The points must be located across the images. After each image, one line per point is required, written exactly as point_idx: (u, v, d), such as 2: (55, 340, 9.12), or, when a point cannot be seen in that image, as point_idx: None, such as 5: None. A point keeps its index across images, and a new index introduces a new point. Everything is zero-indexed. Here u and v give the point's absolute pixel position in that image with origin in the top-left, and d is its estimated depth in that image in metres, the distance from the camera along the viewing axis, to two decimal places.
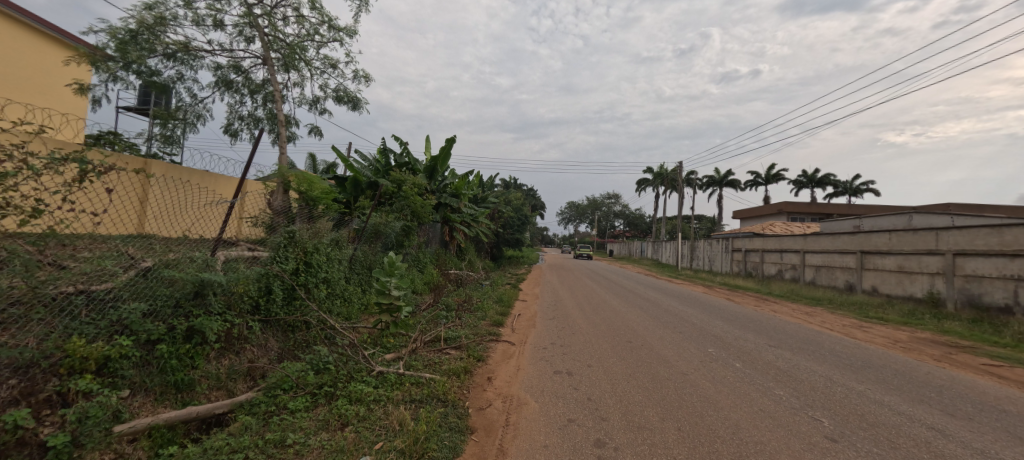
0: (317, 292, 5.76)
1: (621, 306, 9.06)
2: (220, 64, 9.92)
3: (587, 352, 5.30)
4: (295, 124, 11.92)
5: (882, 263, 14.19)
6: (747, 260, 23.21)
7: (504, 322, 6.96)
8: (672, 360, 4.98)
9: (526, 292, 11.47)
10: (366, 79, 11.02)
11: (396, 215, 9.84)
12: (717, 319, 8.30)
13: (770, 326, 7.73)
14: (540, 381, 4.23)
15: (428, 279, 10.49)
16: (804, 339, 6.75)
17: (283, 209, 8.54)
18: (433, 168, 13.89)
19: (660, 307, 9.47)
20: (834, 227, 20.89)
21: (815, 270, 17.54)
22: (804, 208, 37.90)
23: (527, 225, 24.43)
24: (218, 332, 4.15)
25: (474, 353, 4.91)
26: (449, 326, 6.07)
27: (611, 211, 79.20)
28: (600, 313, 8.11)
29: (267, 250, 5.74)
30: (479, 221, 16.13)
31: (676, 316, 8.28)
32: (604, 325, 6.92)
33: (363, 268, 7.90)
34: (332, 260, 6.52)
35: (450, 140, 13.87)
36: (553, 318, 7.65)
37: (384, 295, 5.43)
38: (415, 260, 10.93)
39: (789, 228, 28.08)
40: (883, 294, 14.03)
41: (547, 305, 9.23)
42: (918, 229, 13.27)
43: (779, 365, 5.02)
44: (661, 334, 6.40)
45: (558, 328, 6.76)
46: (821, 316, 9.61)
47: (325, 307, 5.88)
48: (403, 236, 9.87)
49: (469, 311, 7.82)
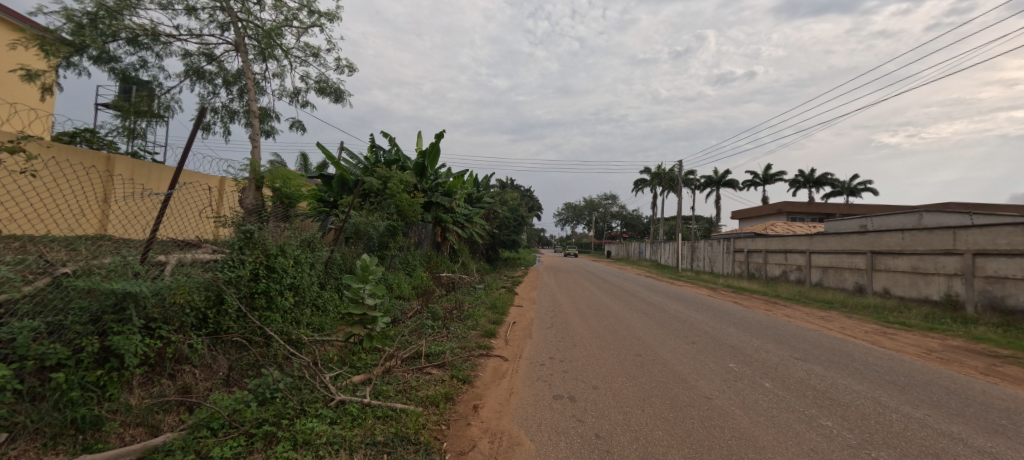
0: (280, 300, 5.01)
1: (624, 312, 8.35)
2: (189, 51, 9.10)
3: (590, 370, 4.58)
4: (276, 117, 11.17)
5: (895, 264, 13.55)
6: (750, 261, 22.58)
7: (496, 333, 6.22)
8: (691, 380, 4.27)
9: (523, 296, 10.74)
10: (350, 69, 10.33)
11: (380, 214, 9.12)
12: (731, 325, 7.61)
13: (789, 335, 7.04)
14: (537, 410, 3.51)
15: (416, 283, 9.78)
16: (831, 350, 6.06)
17: (255, 208, 7.81)
18: (424, 165, 13.16)
19: (666, 312, 8.77)
20: (839, 227, 20.30)
21: (822, 271, 16.92)
22: (804, 208, 37.37)
23: (524, 226, 23.72)
24: (143, 353, 3.44)
25: (460, 373, 4.17)
26: (434, 338, 5.32)
27: (609, 212, 78.59)
28: (603, 320, 7.39)
29: (221, 252, 4.96)
30: (474, 221, 15.42)
31: (686, 323, 7.57)
32: (608, 335, 6.22)
33: (340, 272, 7.16)
34: (303, 263, 5.76)
35: (441, 135, 13.13)
36: (550, 326, 6.95)
37: (357, 304, 4.70)
38: (402, 262, 10.21)
39: (791, 228, 27.49)
40: (896, 297, 13.38)
41: (545, 311, 8.52)
42: (934, 228, 12.62)
43: (814, 384, 4.32)
44: (673, 346, 5.69)
45: (557, 339, 6.04)
46: (839, 322, 8.93)
47: (291, 318, 5.15)
48: (389, 237, 9.15)
49: (458, 319, 7.10)
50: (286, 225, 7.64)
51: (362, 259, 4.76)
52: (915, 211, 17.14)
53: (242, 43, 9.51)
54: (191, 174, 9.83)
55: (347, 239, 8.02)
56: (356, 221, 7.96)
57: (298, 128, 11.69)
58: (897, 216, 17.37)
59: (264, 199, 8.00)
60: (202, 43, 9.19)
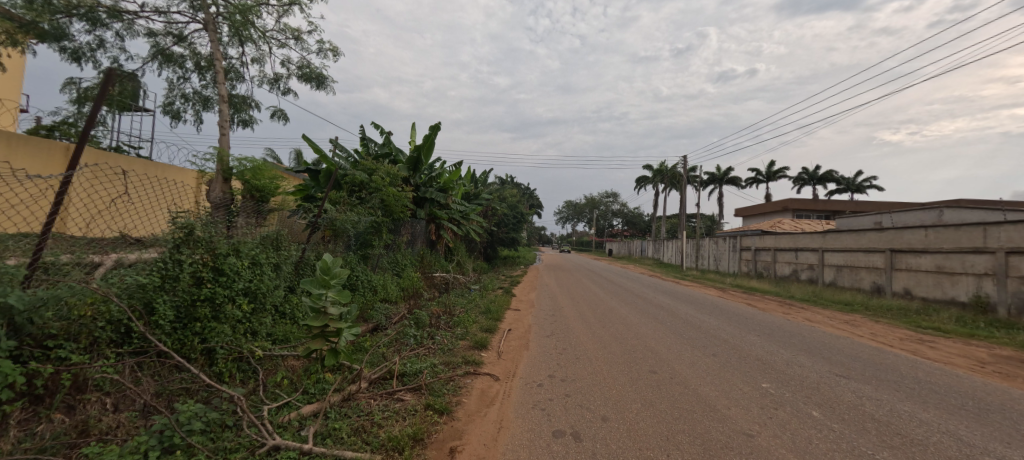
0: (229, 309, 4.23)
1: (632, 318, 7.57)
2: (155, 30, 8.29)
3: (598, 393, 3.80)
4: (255, 106, 10.38)
5: (917, 263, 12.74)
6: (758, 260, 21.78)
7: (488, 343, 5.45)
8: (721, 408, 3.49)
9: (521, 298, 9.97)
10: (332, 52, 9.49)
11: (365, 210, 8.36)
12: (751, 332, 6.83)
13: (818, 343, 6.27)
14: (531, 454, 2.73)
15: (404, 284, 9.05)
16: (874, 363, 5.29)
17: (222, 202, 7.05)
18: (417, 158, 12.40)
19: (677, 317, 7.99)
20: (852, 224, 19.45)
21: (836, 270, 16.12)
22: (810, 206, 36.52)
23: (524, 224, 22.91)
24: (21, 381, 2.72)
25: (437, 401, 3.39)
26: (414, 354, 4.53)
27: (610, 211, 77.78)
28: (609, 327, 6.61)
29: (153, 250, 4.18)
30: (470, 218, 14.67)
31: (701, 330, 6.81)
32: (616, 346, 5.44)
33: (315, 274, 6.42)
34: (262, 264, 4.97)
35: (436, 127, 12.32)
36: (550, 335, 6.17)
37: (316, 315, 3.90)
38: (389, 262, 9.49)
39: (799, 226, 26.70)
40: (918, 297, 12.59)
41: (545, 316, 7.72)
42: (962, 225, 11.79)
43: (872, 413, 3.56)
44: (691, 361, 4.92)
45: (557, 351, 5.27)
46: (866, 327, 8.14)
47: (243, 329, 4.38)
48: (372, 235, 8.42)
49: (447, 326, 6.34)
50: (257, 223, 6.88)
51: (322, 261, 3.95)
52: (935, 206, 16.27)
53: (212, 21, 8.69)
54: (163, 167, 9.13)
55: (325, 236, 7.28)
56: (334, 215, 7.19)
57: (281, 118, 10.90)
58: (915, 212, 16.50)
59: (233, 192, 7.25)
60: (167, 20, 8.36)
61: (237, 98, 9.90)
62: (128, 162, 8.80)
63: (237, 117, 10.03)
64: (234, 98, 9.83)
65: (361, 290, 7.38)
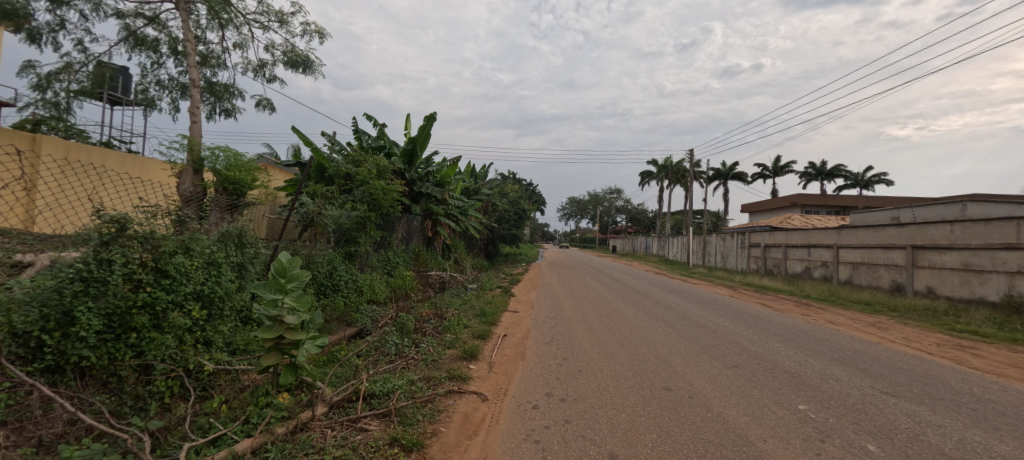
0: (174, 317, 3.64)
1: (640, 322, 6.94)
2: (123, 10, 7.68)
3: (605, 419, 3.18)
4: (239, 95, 9.73)
5: (941, 260, 12.00)
6: (767, 256, 21.06)
7: (479, 353, 4.83)
8: (755, 440, 2.86)
9: (521, 299, 9.36)
10: (318, 34, 8.82)
11: (350, 205, 7.78)
12: (773, 338, 6.17)
13: (849, 352, 5.61)
14: None
15: (395, 284, 8.49)
16: (920, 376, 4.64)
17: (193, 195, 6.49)
18: (411, 151, 11.80)
19: (690, 320, 7.33)
20: (867, 219, 18.67)
21: (852, 268, 15.39)
22: (820, 201, 35.73)
23: (525, 221, 22.22)
24: None
25: (408, 433, 2.78)
26: (390, 370, 3.92)
27: (613, 207, 76.94)
28: (615, 333, 5.98)
29: (71, 249, 3.53)
30: (468, 213, 14.07)
31: (717, 335, 6.17)
32: (623, 356, 4.82)
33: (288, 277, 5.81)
34: (221, 264, 4.37)
35: (432, 118, 11.67)
36: (549, 341, 5.54)
37: (268, 326, 3.28)
38: (379, 261, 8.92)
39: (809, 222, 25.91)
40: (942, 297, 11.88)
41: (544, 319, 7.11)
42: (992, 220, 11.05)
43: (940, 447, 2.91)
44: (712, 374, 4.28)
45: (557, 362, 4.65)
46: (896, 331, 7.46)
47: (191, 339, 3.79)
48: (358, 231, 7.84)
49: (436, 331, 5.75)
50: (231, 219, 6.35)
51: (276, 261, 3.31)
52: (956, 201, 15.47)
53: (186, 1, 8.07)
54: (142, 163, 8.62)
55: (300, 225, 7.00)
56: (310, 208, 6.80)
57: (267, 107, 10.17)
58: (936, 207, 15.70)
59: (206, 185, 6.73)
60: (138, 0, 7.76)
61: (218, 85, 9.27)
62: (108, 158, 8.34)
63: (218, 106, 9.41)
64: (215, 86, 9.21)
65: (344, 291, 6.81)
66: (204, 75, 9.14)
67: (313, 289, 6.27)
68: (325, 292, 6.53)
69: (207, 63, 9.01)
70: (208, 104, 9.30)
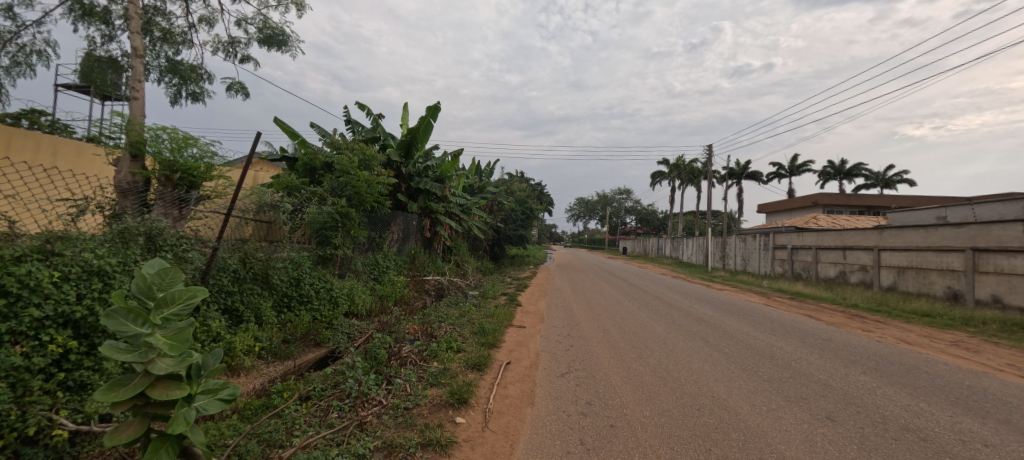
0: (9, 357, 2.42)
1: (674, 342, 5.64)
2: None
3: None
4: (208, 76, 8.56)
5: (1011, 265, 10.51)
6: (795, 259, 19.56)
7: (474, 394, 3.58)
8: None
9: (529, 309, 8.08)
10: (293, 3, 7.63)
11: (329, 201, 6.65)
12: (852, 368, 4.83)
13: (964, 390, 4.26)
14: None
15: (382, 292, 7.31)
16: None
17: (130, 187, 5.33)
18: (409, 141, 10.56)
19: (736, 339, 6.00)
20: (908, 219, 17.13)
21: (897, 272, 13.88)
22: (843, 200, 33.95)
23: (533, 220, 20.88)
24: None
25: None
26: (334, 437, 2.69)
27: (622, 208, 75.19)
28: (648, 361, 4.67)
29: None
30: (472, 211, 12.82)
31: (780, 362, 4.84)
32: (668, 401, 3.52)
33: (229, 293, 4.57)
34: (111, 276, 3.20)
35: (435, 107, 10.44)
36: (566, 374, 4.25)
37: (125, 377, 2.06)
38: (366, 265, 7.74)
39: (836, 222, 24.18)
40: (1012, 307, 10.40)
41: (557, 338, 5.84)
42: None
43: None
44: (803, 435, 2.98)
45: (579, 409, 3.37)
46: (993, 354, 6.06)
47: (45, 390, 2.58)
48: (334, 232, 6.64)
49: (422, 359, 4.49)
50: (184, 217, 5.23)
51: (138, 277, 2.08)
52: (1015, 197, 13.85)
53: None
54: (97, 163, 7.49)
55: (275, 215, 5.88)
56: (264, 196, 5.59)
57: (240, 92, 9.00)
58: (992, 205, 14.14)
59: (146, 175, 5.54)
60: None
61: (183, 65, 8.13)
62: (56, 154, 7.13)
63: (184, 88, 8.27)
64: (179, 66, 8.08)
65: (315, 302, 5.62)
66: (166, 53, 7.99)
67: (272, 302, 5.08)
68: (289, 305, 5.33)
69: (169, 39, 7.86)
70: (171, 87, 8.19)
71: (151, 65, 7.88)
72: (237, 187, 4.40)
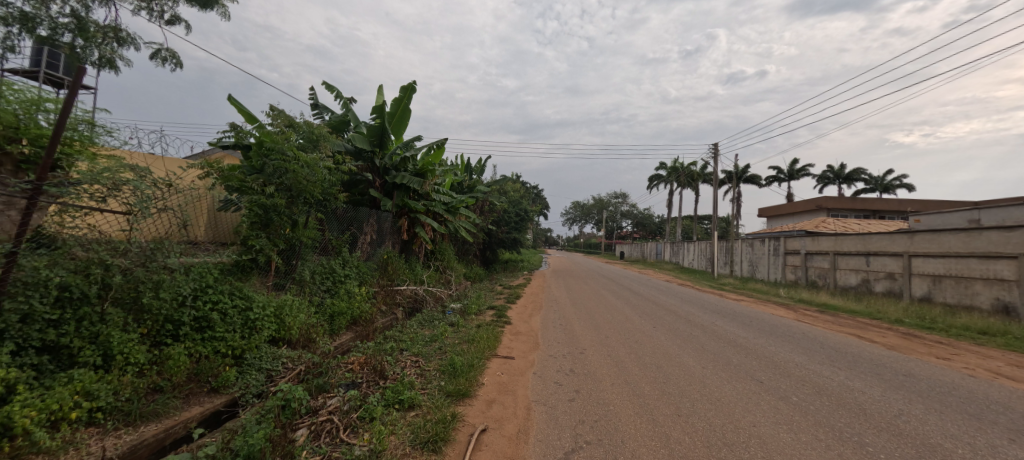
0: None
1: (717, 384, 4.09)
2: None
3: None
4: (126, 40, 6.98)
5: None
6: (809, 266, 18.17)
7: None
8: None
9: (522, 329, 6.50)
10: None
11: (261, 191, 5.11)
12: (992, 435, 3.27)
13: None
14: None
15: (332, 307, 5.73)
16: None
17: None
18: (382, 129, 8.87)
19: (796, 377, 4.45)
20: (935, 224, 15.80)
21: (932, 281, 12.47)
22: (848, 204, 32.73)
23: (527, 223, 19.29)
24: None
25: None
26: None
27: (619, 212, 73.87)
28: (693, 424, 3.12)
29: None
30: (458, 211, 11.24)
31: (882, 424, 3.31)
32: None
33: (53, 324, 2.94)
34: None
35: (410, 87, 8.85)
36: (574, 454, 2.67)
37: None
38: (316, 273, 6.15)
39: (847, 227, 22.89)
40: None
41: (557, 376, 4.26)
42: None
43: None
44: None
45: None
46: None
47: None
48: (263, 232, 5.07)
49: (348, 426, 2.87)
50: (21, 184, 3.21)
51: None
52: None
53: None
54: None
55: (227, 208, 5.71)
56: (116, 173, 3.54)
57: (168, 61, 7.40)
58: None
59: None
60: None
61: (91, 24, 6.55)
62: None
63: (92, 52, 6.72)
64: (85, 24, 6.50)
65: (224, 328, 4.01)
66: (67, 8, 6.40)
67: (142, 332, 3.43)
68: (176, 335, 3.68)
69: None
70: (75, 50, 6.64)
71: (44, 21, 6.29)
72: (47, 152, 2.75)
